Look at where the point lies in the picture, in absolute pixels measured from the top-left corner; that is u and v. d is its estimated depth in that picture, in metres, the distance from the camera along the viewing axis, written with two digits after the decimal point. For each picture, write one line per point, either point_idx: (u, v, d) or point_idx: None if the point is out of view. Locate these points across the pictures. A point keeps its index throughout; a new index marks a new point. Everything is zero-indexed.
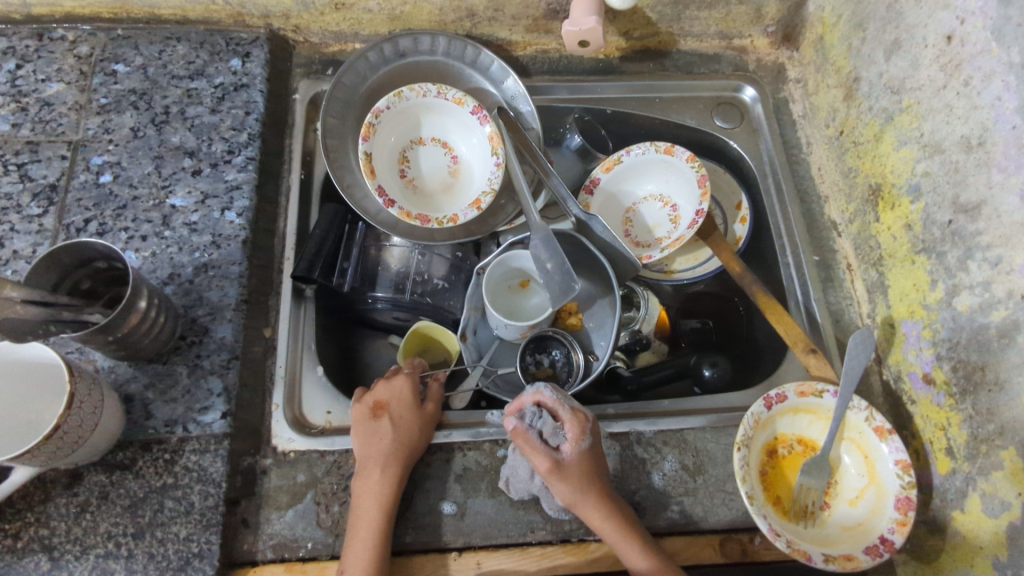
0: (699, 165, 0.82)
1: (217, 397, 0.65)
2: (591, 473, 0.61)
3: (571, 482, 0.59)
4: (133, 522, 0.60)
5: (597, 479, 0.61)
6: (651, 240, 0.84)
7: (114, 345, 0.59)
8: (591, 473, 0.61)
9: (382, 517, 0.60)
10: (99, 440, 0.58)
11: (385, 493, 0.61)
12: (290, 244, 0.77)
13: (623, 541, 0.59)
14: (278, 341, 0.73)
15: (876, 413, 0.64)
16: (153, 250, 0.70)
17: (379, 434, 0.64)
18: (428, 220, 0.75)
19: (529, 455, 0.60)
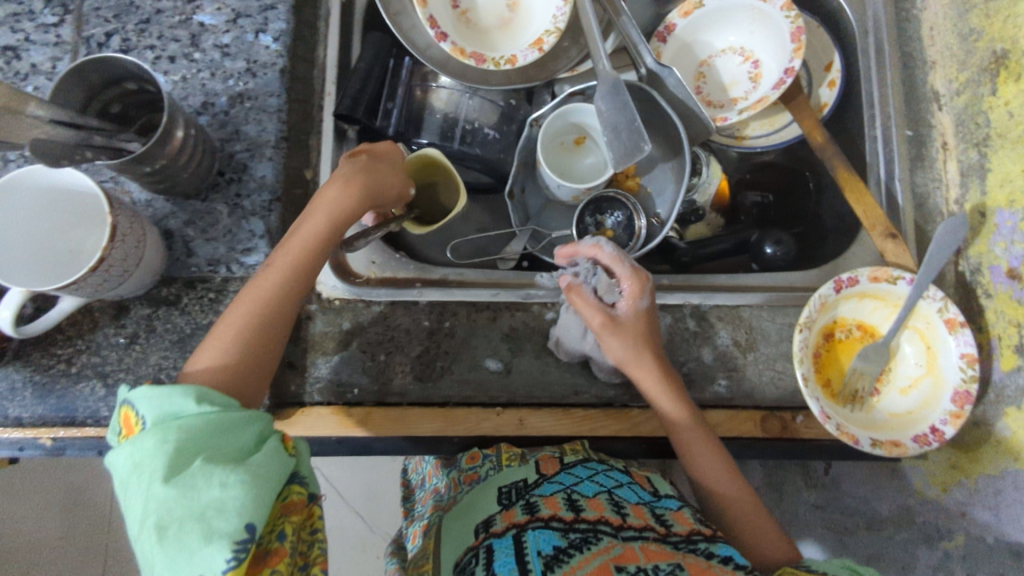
0: (796, 14, 0.71)
1: (259, 239, 0.62)
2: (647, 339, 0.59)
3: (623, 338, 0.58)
4: (182, 357, 0.60)
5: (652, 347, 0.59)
6: (726, 100, 0.76)
7: (151, 177, 0.55)
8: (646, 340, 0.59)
9: (303, 267, 0.52)
10: (143, 274, 0.57)
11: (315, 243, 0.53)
12: (331, 78, 0.69)
13: (672, 412, 0.59)
14: (320, 185, 0.67)
15: (951, 305, 0.60)
16: (182, 75, 0.64)
17: (329, 186, 0.55)
18: (484, 60, 0.68)
19: (582, 309, 0.58)
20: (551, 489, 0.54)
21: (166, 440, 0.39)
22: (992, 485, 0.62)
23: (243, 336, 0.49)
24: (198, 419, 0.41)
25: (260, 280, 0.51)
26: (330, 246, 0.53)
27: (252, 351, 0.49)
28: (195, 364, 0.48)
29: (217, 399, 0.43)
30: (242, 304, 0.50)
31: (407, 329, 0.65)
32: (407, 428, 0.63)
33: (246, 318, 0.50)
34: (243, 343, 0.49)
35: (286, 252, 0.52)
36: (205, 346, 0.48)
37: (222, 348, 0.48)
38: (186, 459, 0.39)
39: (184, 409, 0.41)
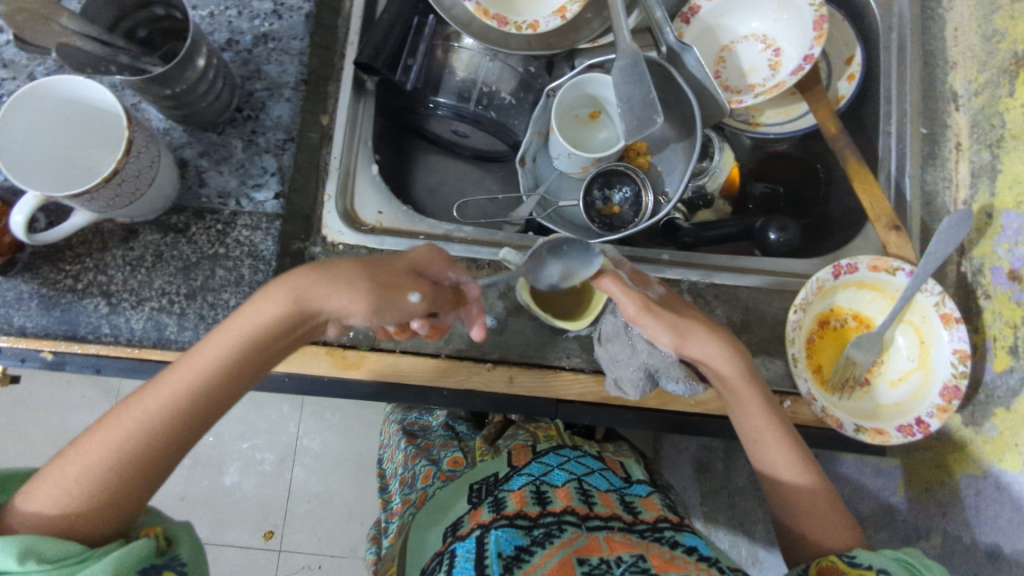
0: (821, 4, 0.71)
1: (271, 176, 0.64)
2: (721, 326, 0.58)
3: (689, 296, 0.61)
4: (186, 283, 0.61)
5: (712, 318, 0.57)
6: (743, 85, 0.76)
7: (171, 101, 0.57)
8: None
9: (193, 404, 0.44)
10: (155, 197, 0.58)
11: (218, 377, 0.45)
12: (355, 27, 0.71)
13: (755, 399, 0.55)
14: (334, 133, 0.69)
15: (948, 300, 0.60)
16: (210, 11, 0.65)
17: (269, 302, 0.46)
18: (505, 22, 0.69)
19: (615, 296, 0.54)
20: (519, 484, 0.54)
21: None
22: (975, 485, 0.61)
23: (95, 475, 0.41)
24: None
25: (140, 405, 0.43)
26: (232, 370, 0.45)
27: (100, 491, 0.41)
28: (25, 498, 0.40)
29: (50, 550, 0.37)
30: (106, 433, 0.42)
31: None
32: (399, 375, 0.64)
33: (105, 454, 0.42)
34: (93, 478, 0.41)
35: (178, 374, 0.45)
36: (49, 479, 0.41)
37: (64, 484, 0.41)
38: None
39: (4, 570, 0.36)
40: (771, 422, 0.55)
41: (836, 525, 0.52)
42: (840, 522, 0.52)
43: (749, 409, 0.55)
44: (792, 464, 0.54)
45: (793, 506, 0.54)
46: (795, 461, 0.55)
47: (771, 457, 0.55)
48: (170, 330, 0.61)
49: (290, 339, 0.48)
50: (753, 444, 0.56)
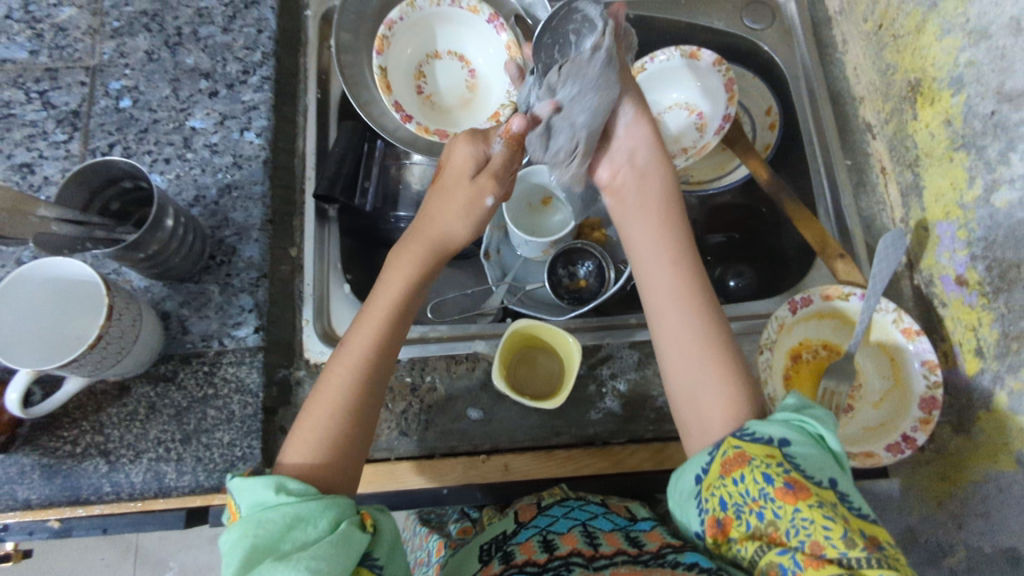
0: (726, 68, 0.79)
1: (249, 312, 0.67)
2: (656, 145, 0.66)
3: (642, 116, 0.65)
4: (180, 429, 0.63)
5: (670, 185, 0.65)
6: (676, 150, 0.80)
7: (147, 262, 0.61)
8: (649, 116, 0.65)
9: (384, 341, 0.57)
10: (141, 352, 0.61)
11: (403, 300, 0.59)
12: (311, 164, 0.77)
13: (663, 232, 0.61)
14: (304, 261, 0.74)
15: (904, 315, 0.63)
16: (177, 173, 0.71)
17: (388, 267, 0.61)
18: (446, 134, 0.76)
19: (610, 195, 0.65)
20: (526, 535, 0.55)
21: (243, 532, 0.43)
22: (980, 492, 0.61)
23: (322, 431, 0.52)
24: (277, 510, 0.44)
25: (355, 344, 0.56)
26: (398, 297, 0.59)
27: (337, 435, 0.52)
28: (286, 454, 0.51)
29: (295, 486, 0.46)
30: (310, 411, 0.53)
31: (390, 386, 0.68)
32: (397, 482, 0.65)
33: (332, 401, 0.53)
34: (329, 420, 0.52)
35: (362, 330, 0.57)
36: (303, 434, 0.52)
37: (316, 436, 0.51)
38: (257, 558, 0.42)
39: (265, 497, 0.45)
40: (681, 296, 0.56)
41: (729, 402, 0.51)
42: (738, 387, 0.52)
43: (650, 233, 0.62)
44: (694, 313, 0.56)
45: (686, 351, 0.54)
46: (706, 322, 0.55)
47: (670, 299, 0.57)
48: (169, 477, 0.62)
49: (445, 252, 0.63)
50: (657, 276, 0.59)
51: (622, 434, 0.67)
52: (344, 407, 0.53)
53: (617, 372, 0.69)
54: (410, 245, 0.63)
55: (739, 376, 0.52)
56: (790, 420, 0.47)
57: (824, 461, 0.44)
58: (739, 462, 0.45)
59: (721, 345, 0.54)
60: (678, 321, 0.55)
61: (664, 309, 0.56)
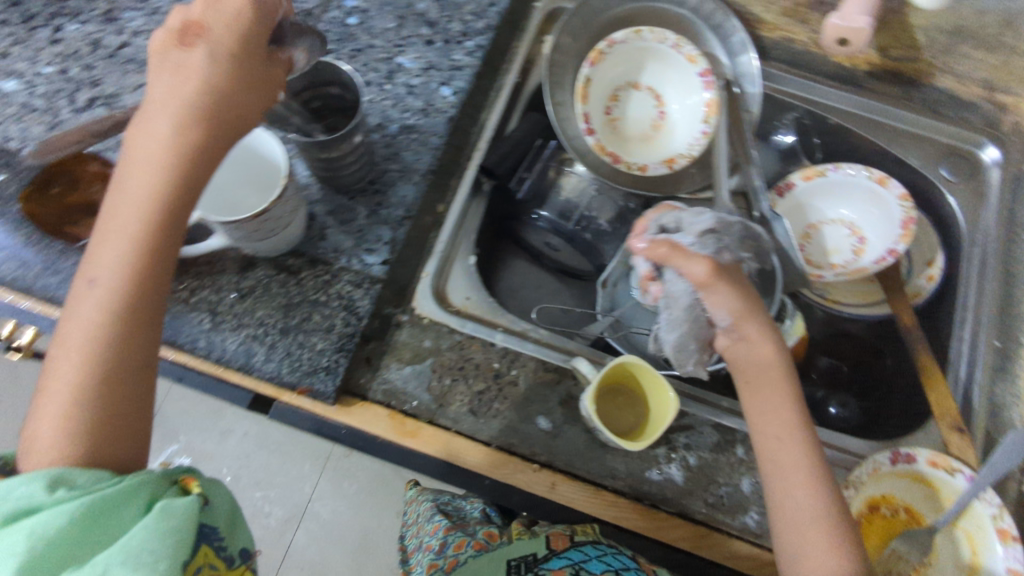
0: (911, 206, 0.77)
1: (383, 244, 0.70)
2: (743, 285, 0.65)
3: (723, 292, 0.63)
4: (283, 320, 0.67)
5: (777, 333, 0.64)
6: (825, 262, 0.81)
7: (322, 162, 0.65)
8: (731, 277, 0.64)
9: (138, 260, 0.44)
10: (283, 239, 0.65)
11: (155, 172, 0.44)
12: (485, 138, 0.80)
13: (774, 394, 0.60)
14: (446, 220, 0.77)
15: (1006, 515, 0.59)
16: (372, 98, 0.76)
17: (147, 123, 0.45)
18: (619, 160, 0.79)
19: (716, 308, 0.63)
20: (559, 564, 0.59)
21: (15, 543, 0.38)
22: None
23: (68, 395, 0.43)
24: (56, 512, 0.39)
25: (105, 254, 0.44)
26: (162, 190, 0.44)
27: (97, 417, 0.43)
28: (38, 421, 0.44)
29: (76, 479, 0.41)
30: (64, 343, 0.44)
31: (477, 363, 0.70)
32: (448, 453, 0.66)
33: (73, 341, 0.43)
34: (79, 366, 0.43)
35: (117, 221, 0.44)
36: (53, 392, 0.43)
37: (61, 410, 0.43)
38: (44, 563, 0.39)
39: (36, 495, 0.39)
40: (806, 476, 0.56)
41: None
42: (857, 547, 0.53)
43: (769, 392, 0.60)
44: (808, 481, 0.56)
45: (801, 522, 0.54)
46: (814, 493, 0.55)
47: (785, 465, 0.57)
48: (257, 358, 0.65)
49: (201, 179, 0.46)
50: (772, 436, 0.59)
51: (675, 504, 0.66)
52: (92, 344, 0.43)
53: (691, 444, 0.68)
54: (150, 117, 0.44)
55: (850, 546, 0.53)
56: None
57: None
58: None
59: (835, 512, 0.55)
60: (792, 486, 0.56)
61: (778, 476, 0.57)
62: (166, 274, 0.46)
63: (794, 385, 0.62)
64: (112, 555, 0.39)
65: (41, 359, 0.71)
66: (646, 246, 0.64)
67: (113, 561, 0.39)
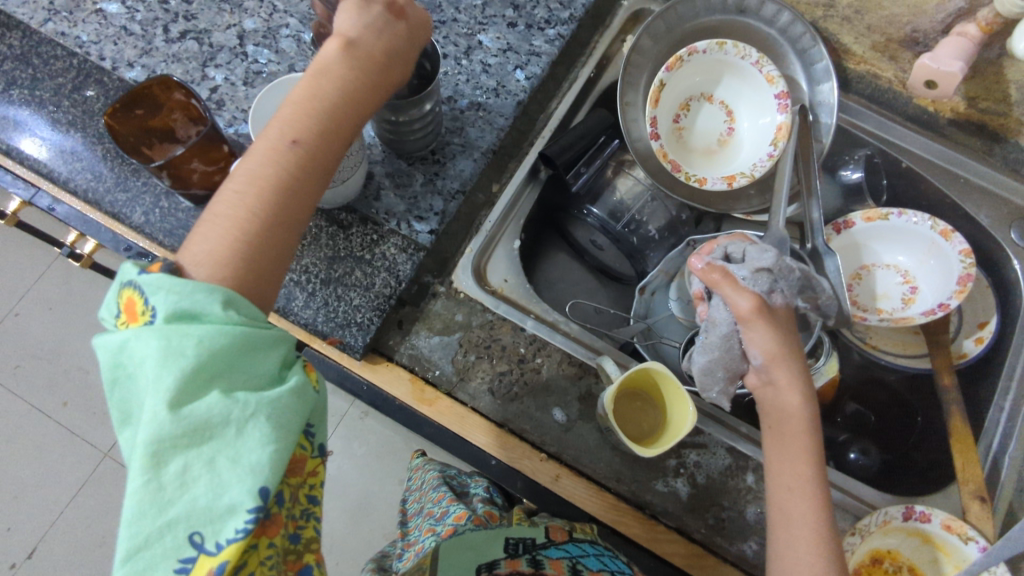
0: (971, 263, 0.75)
1: (434, 214, 0.71)
2: (782, 326, 0.62)
3: (761, 329, 0.59)
4: (326, 271, 0.69)
5: (809, 384, 0.60)
6: (871, 306, 0.79)
7: (388, 125, 0.66)
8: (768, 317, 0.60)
9: (312, 152, 0.47)
10: (340, 193, 0.67)
11: (345, 86, 0.48)
12: (551, 127, 0.80)
13: (800, 443, 0.56)
14: (498, 200, 0.78)
15: None
16: (446, 70, 0.77)
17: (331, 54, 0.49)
18: (678, 169, 0.78)
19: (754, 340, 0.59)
20: (556, 553, 0.56)
21: (171, 346, 0.37)
22: None
23: (231, 237, 0.43)
24: (213, 329, 0.38)
25: (273, 136, 0.46)
26: (342, 105, 0.48)
27: (245, 264, 0.43)
28: (187, 257, 0.43)
29: (243, 308, 0.41)
30: (217, 214, 0.44)
31: (504, 346, 0.71)
32: (462, 427, 0.68)
33: (235, 210, 0.44)
34: (234, 217, 0.44)
35: (296, 118, 0.47)
36: (201, 234, 0.43)
37: (223, 242, 0.43)
38: (200, 381, 0.38)
39: (208, 312, 0.39)
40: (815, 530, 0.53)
41: None
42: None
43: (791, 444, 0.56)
44: (815, 538, 0.52)
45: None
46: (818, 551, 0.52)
47: (792, 522, 0.53)
48: (295, 303, 0.67)
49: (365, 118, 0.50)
50: (782, 489, 0.55)
51: (674, 518, 0.66)
52: (253, 210, 0.44)
53: (702, 462, 0.67)
54: (350, 54, 0.49)
55: None
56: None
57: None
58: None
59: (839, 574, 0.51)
60: (797, 546, 0.52)
61: (783, 529, 0.54)
62: (310, 194, 0.47)
63: (819, 442, 0.57)
64: (261, 402, 0.39)
65: (86, 261, 0.80)
66: (704, 267, 0.62)
67: (256, 413, 0.38)
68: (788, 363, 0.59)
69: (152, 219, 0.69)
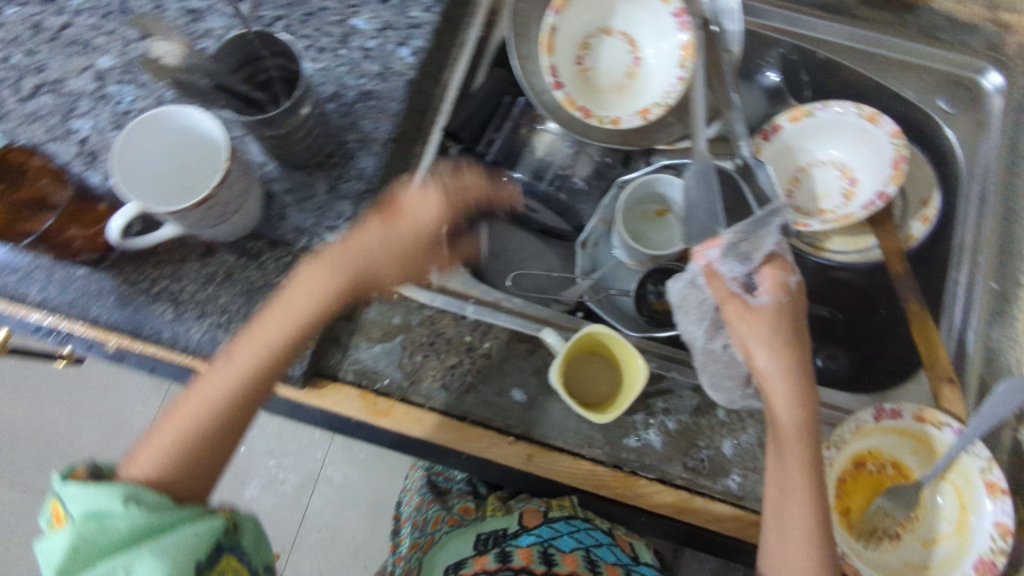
0: (902, 143, 0.73)
1: (345, 221, 0.68)
2: (785, 322, 0.59)
3: (749, 329, 0.59)
4: (247, 305, 0.65)
5: (810, 395, 0.57)
6: (814, 209, 0.76)
7: (272, 141, 0.62)
8: (761, 315, 0.59)
9: (258, 372, 0.59)
10: (239, 223, 0.63)
11: (305, 310, 0.61)
12: (450, 99, 0.76)
13: (798, 456, 0.55)
14: (411, 188, 0.73)
15: (995, 468, 0.58)
16: (325, 65, 0.72)
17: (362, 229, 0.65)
18: (589, 115, 0.73)
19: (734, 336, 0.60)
20: (529, 540, 0.63)
21: (75, 535, 0.46)
22: None
23: (174, 436, 0.56)
24: (111, 515, 0.47)
25: (216, 376, 0.59)
26: (244, 370, 0.58)
27: (175, 471, 0.55)
28: (129, 466, 0.55)
29: (147, 498, 0.49)
30: (178, 413, 0.58)
31: (449, 338, 0.69)
32: (423, 430, 0.66)
33: (183, 424, 0.57)
34: (165, 450, 0.55)
35: (249, 349, 0.60)
36: (138, 459, 0.55)
37: (155, 457, 0.55)
38: (86, 560, 0.45)
39: (110, 507, 0.47)
40: (810, 536, 0.53)
41: None
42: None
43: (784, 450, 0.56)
44: (806, 544, 0.53)
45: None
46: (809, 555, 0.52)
47: (785, 523, 0.54)
48: (221, 346, 0.64)
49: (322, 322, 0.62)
50: (776, 495, 0.55)
51: (655, 469, 0.65)
52: (206, 425, 0.57)
53: (670, 408, 0.67)
54: (314, 269, 0.62)
55: None
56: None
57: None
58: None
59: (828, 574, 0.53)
60: (787, 543, 0.53)
61: (779, 538, 0.54)
62: (234, 413, 0.58)
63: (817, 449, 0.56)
64: (145, 551, 0.46)
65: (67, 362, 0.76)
66: (701, 260, 0.60)
67: (148, 558, 0.46)
68: (784, 368, 0.58)
69: (52, 294, 0.65)
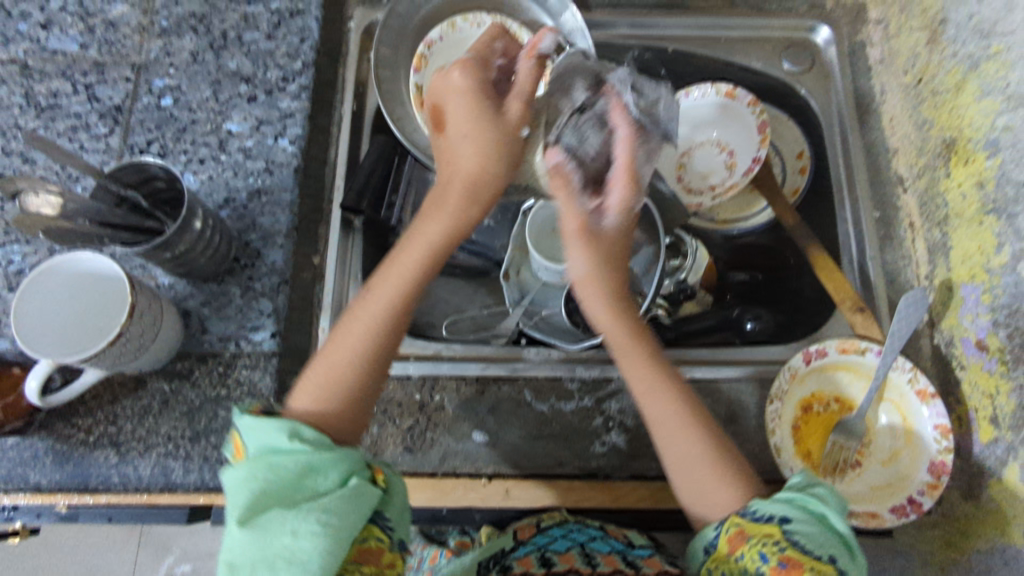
0: (761, 110, 0.79)
1: (267, 317, 0.68)
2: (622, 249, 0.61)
3: (592, 249, 0.58)
4: (190, 427, 0.65)
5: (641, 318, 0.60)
6: (704, 188, 0.81)
7: (173, 261, 0.62)
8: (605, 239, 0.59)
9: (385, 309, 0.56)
10: (160, 349, 0.63)
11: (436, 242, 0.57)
12: (341, 173, 0.79)
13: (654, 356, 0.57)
14: (327, 269, 0.75)
15: (920, 376, 0.63)
16: (210, 174, 0.73)
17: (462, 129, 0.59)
18: None
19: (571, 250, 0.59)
20: (525, 550, 0.59)
21: (254, 473, 0.46)
22: (983, 562, 0.59)
23: (340, 363, 0.54)
24: (293, 456, 0.47)
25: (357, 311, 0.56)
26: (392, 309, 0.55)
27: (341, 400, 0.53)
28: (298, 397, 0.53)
29: (310, 434, 0.49)
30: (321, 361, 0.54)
31: (399, 401, 0.69)
32: None
33: (334, 365, 0.54)
34: (322, 394, 0.53)
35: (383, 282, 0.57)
36: (301, 396, 0.53)
37: (313, 395, 0.53)
38: (266, 504, 0.45)
39: (280, 444, 0.48)
40: (696, 433, 0.54)
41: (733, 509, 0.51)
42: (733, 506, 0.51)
43: (624, 348, 0.57)
44: (691, 433, 0.54)
45: (705, 497, 0.52)
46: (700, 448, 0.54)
47: (685, 457, 0.53)
48: (176, 474, 0.64)
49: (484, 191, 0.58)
50: (643, 392, 0.56)
51: (625, 469, 0.67)
52: (350, 365, 0.54)
53: (625, 407, 0.69)
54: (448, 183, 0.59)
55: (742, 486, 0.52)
56: (793, 499, 0.49)
57: (823, 540, 0.46)
58: (739, 541, 0.47)
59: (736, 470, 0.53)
60: (704, 491, 0.52)
61: (665, 437, 0.55)
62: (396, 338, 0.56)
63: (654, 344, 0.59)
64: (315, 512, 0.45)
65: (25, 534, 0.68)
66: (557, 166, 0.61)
67: (311, 517, 0.44)
68: (589, 273, 0.58)
69: None
